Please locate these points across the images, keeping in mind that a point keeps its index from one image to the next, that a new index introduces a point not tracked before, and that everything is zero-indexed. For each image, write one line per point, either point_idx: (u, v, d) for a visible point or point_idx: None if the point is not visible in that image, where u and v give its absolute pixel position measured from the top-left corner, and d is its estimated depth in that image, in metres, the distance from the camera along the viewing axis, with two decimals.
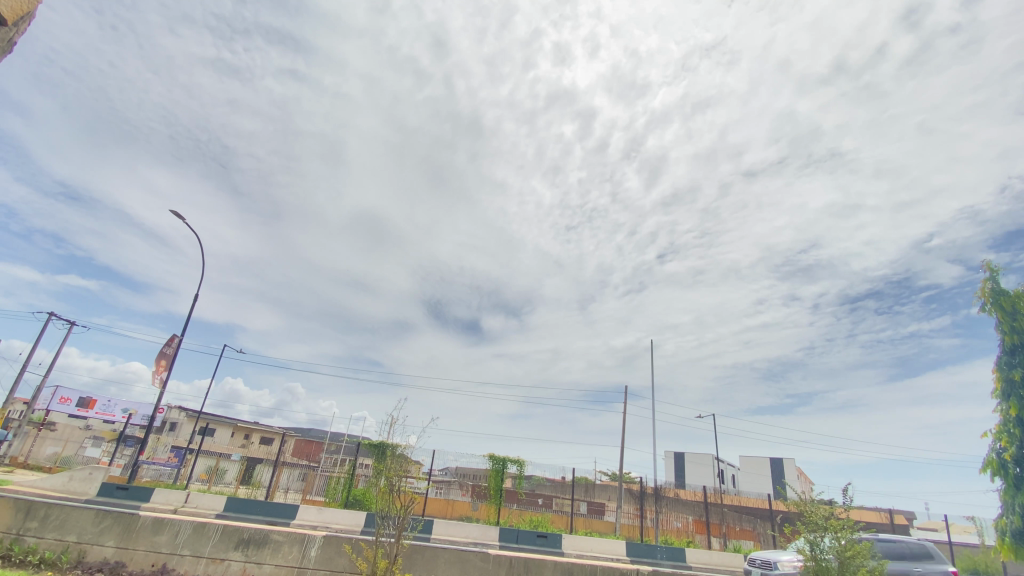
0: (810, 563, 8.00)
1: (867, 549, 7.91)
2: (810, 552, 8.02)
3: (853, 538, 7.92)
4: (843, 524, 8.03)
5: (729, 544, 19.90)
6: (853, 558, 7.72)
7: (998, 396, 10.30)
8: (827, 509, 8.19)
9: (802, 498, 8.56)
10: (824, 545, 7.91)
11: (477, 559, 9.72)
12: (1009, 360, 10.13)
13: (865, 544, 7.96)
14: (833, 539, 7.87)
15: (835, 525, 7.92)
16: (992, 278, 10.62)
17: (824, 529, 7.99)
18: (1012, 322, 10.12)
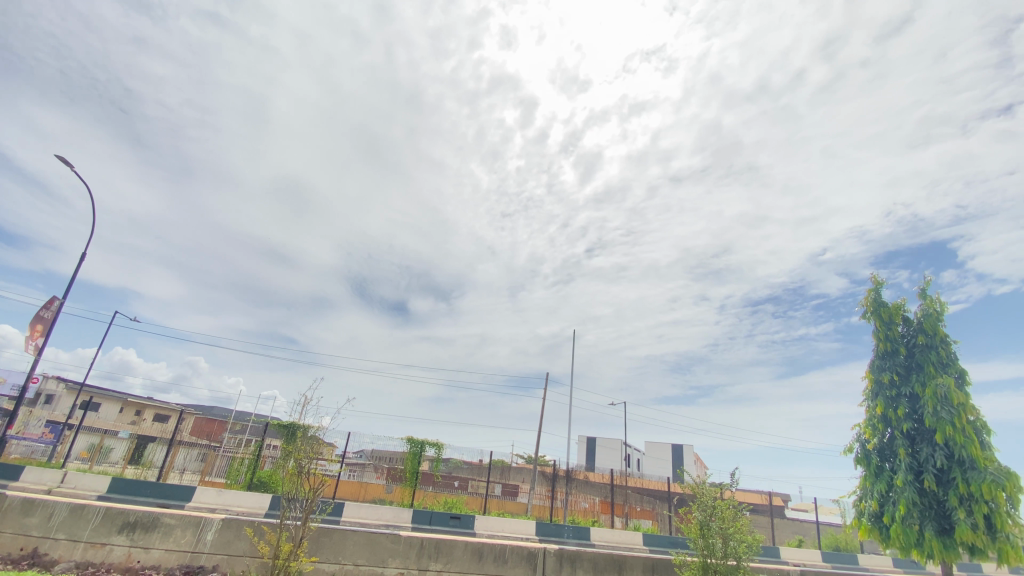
0: (699, 539, 8.82)
1: (747, 525, 8.82)
2: (700, 529, 8.83)
3: (735, 516, 8.85)
4: (728, 503, 8.94)
5: (630, 522, 21.45)
6: (735, 534, 8.58)
7: (868, 394, 11.81)
8: (716, 490, 9.06)
9: (696, 480, 9.36)
10: (712, 523, 8.75)
11: (387, 540, 9.67)
12: (881, 362, 11.64)
13: (746, 521, 8.87)
14: (719, 517, 8.75)
15: (721, 505, 8.81)
16: (874, 287, 12.12)
17: (712, 507, 8.87)
18: (886, 331, 11.67)
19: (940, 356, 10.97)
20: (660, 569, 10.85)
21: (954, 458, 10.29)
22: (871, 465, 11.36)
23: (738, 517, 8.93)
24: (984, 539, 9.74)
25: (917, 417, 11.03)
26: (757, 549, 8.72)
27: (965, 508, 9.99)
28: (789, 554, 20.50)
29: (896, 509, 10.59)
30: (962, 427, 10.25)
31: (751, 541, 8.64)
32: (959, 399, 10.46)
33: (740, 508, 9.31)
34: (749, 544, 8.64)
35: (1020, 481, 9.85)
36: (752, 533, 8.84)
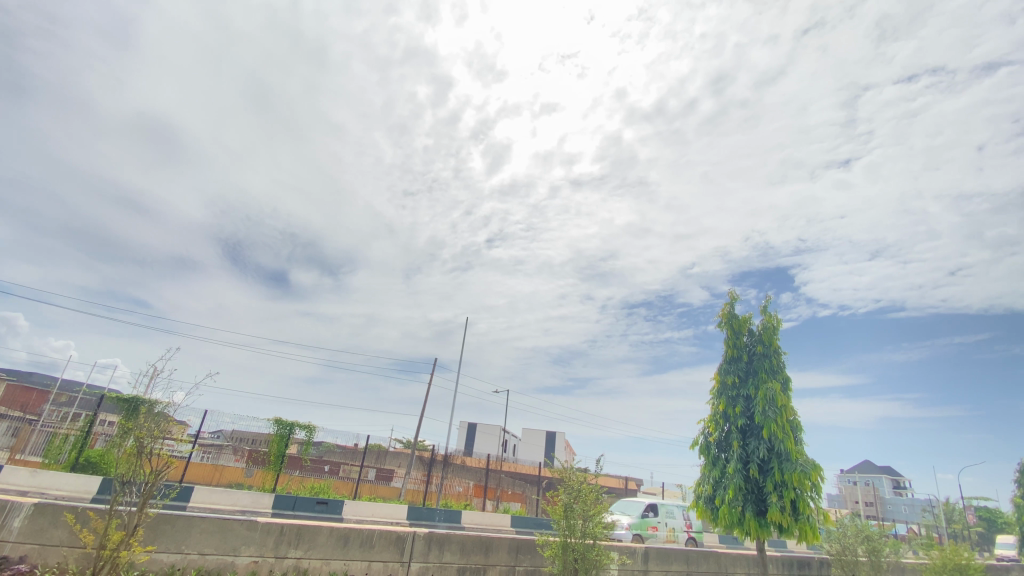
0: (562, 520, 9.42)
1: (605, 507, 9.62)
2: (564, 511, 9.42)
3: (596, 499, 9.59)
4: (591, 488, 9.63)
5: (500, 506, 22.39)
6: (593, 515, 9.35)
7: (715, 393, 13.52)
8: (582, 475, 9.70)
9: (566, 466, 9.94)
10: (575, 505, 9.39)
11: (241, 527, 9.00)
12: (728, 366, 13.38)
13: (605, 503, 9.67)
14: (582, 500, 9.41)
15: (586, 489, 9.46)
16: (730, 301, 13.86)
17: (577, 491, 9.49)
18: (734, 339, 13.45)
19: (772, 364, 12.92)
20: (523, 549, 11.36)
21: (773, 451, 12.21)
22: (710, 455, 13.05)
23: (598, 500, 9.70)
24: (788, 519, 11.70)
25: (749, 415, 12.90)
26: (610, 529, 9.58)
27: (778, 493, 11.91)
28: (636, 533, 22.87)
29: (727, 493, 12.29)
30: (781, 424, 12.21)
31: (606, 520, 9.48)
32: (783, 401, 12.44)
33: (601, 491, 10.14)
34: (605, 524, 9.47)
35: (818, 471, 12.01)
36: (609, 515, 9.68)
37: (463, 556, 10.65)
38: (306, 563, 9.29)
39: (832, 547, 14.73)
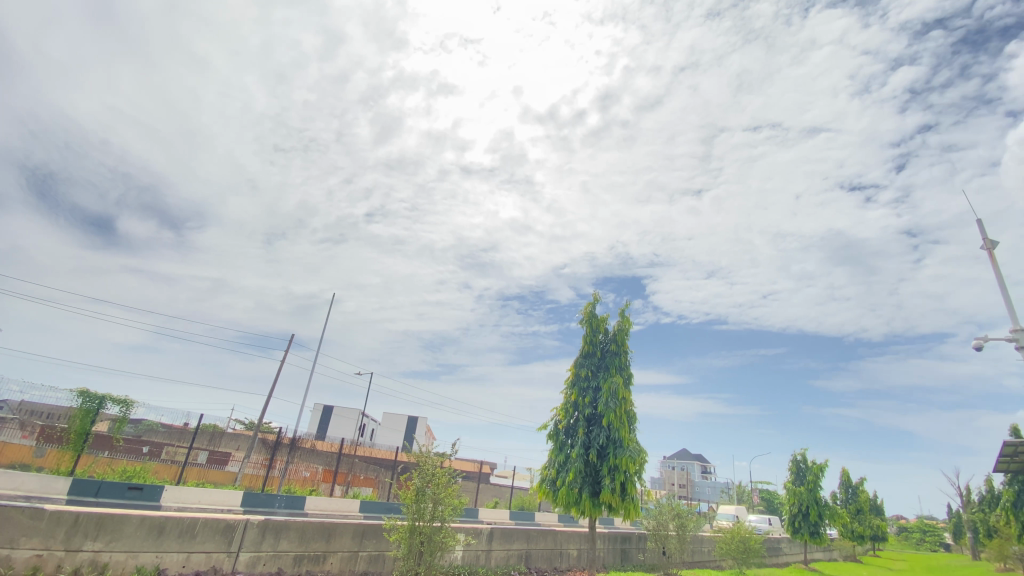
0: (412, 504, 9.36)
1: (456, 490, 9.81)
2: (415, 495, 9.37)
3: (449, 482, 9.76)
4: (445, 471, 9.78)
5: (349, 491, 21.64)
6: (444, 498, 9.49)
7: (568, 383, 14.63)
8: (438, 459, 9.79)
9: (422, 450, 9.92)
10: (427, 489, 9.41)
11: (21, 517, 7.45)
12: (583, 360, 14.58)
13: (456, 486, 9.85)
14: (435, 484, 9.48)
15: (439, 473, 9.56)
16: (591, 300, 15.07)
17: (431, 475, 9.53)
18: (591, 336, 14.69)
19: (619, 361, 14.38)
20: (368, 535, 11.13)
21: (611, 438, 13.63)
22: (558, 440, 14.10)
23: (450, 483, 9.85)
24: (616, 499, 13.14)
25: (595, 405, 14.22)
26: (459, 512, 9.83)
27: (610, 476, 13.32)
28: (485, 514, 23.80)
29: (567, 476, 13.41)
30: (620, 415, 13.67)
31: (456, 504, 9.70)
32: (623, 394, 13.92)
33: (454, 474, 10.32)
34: (453, 507, 9.68)
35: (645, 457, 13.69)
36: (459, 498, 9.90)
37: (302, 544, 10.10)
38: (106, 557, 8.01)
39: (650, 522, 16.85)
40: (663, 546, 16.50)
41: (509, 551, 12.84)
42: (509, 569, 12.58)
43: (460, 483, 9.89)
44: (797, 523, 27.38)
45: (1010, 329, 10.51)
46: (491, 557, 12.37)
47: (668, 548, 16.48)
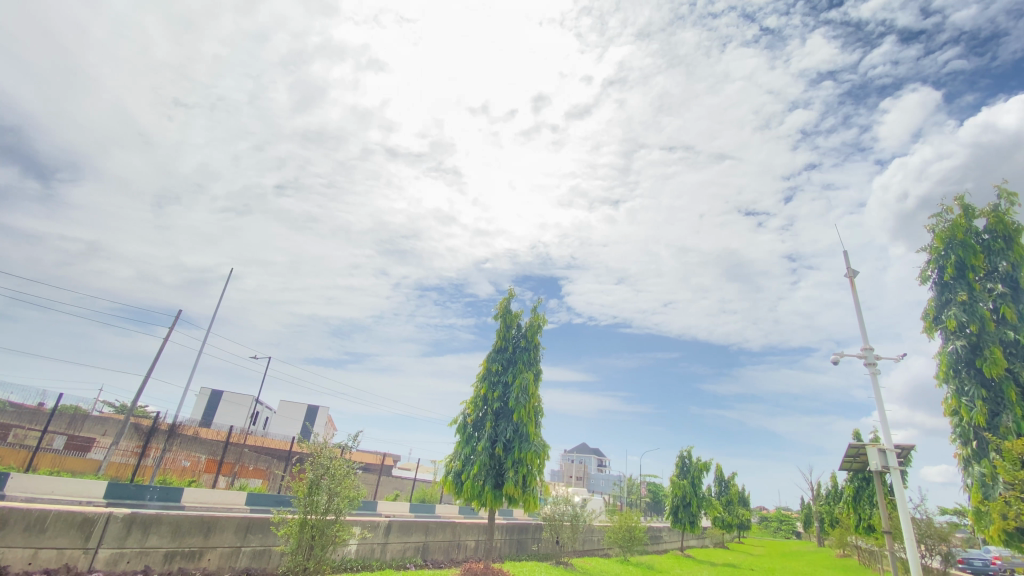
0: (305, 497, 8.90)
1: (353, 482, 9.51)
2: (309, 487, 8.93)
3: (346, 474, 9.45)
4: (342, 463, 9.45)
5: (235, 483, 20.09)
6: (340, 491, 9.14)
7: (480, 377, 14.74)
8: (335, 450, 9.44)
9: (320, 440, 9.50)
10: (322, 481, 9.01)
11: None
12: (495, 354, 14.76)
13: (354, 479, 9.52)
14: (331, 476, 9.11)
15: (337, 464, 9.22)
16: (508, 296, 15.28)
17: (327, 467, 9.15)
18: (505, 331, 14.92)
19: (530, 357, 14.78)
20: (254, 529, 10.43)
21: (517, 432, 13.98)
22: (465, 433, 14.15)
23: (348, 475, 9.50)
24: (518, 491, 13.49)
25: (504, 400, 14.48)
26: (355, 504, 9.55)
27: (514, 469, 13.65)
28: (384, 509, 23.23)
29: (473, 469, 13.52)
30: (528, 410, 14.05)
31: (352, 496, 9.42)
32: (532, 390, 14.32)
33: (353, 467, 9.97)
34: (350, 499, 9.35)
35: (548, 450, 14.18)
36: (356, 489, 9.58)
37: (176, 539, 9.23)
38: None
39: (547, 514, 17.50)
40: (557, 536, 17.21)
41: (406, 544, 12.68)
42: (405, 561, 12.43)
43: (359, 475, 9.59)
44: (679, 513, 29.86)
45: (860, 347, 12.34)
46: (386, 550, 12.13)
47: (562, 538, 17.21)
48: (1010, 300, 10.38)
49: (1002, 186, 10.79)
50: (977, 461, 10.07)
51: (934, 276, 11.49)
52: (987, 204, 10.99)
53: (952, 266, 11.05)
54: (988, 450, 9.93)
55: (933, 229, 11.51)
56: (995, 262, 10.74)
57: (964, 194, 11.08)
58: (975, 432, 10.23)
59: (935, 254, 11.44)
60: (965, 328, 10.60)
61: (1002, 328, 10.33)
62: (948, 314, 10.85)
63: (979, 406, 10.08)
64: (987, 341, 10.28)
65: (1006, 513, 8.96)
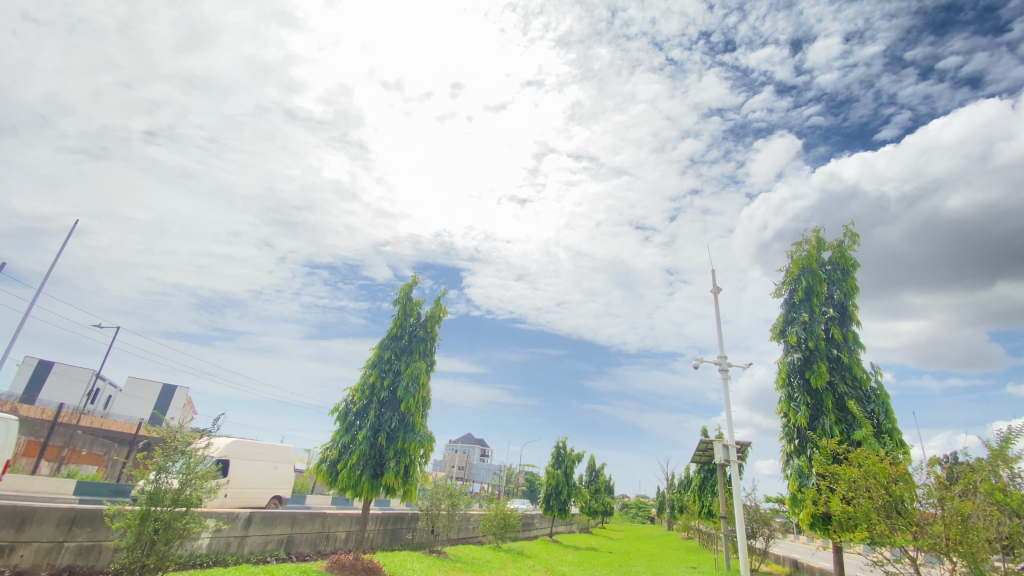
0: (149, 486, 7.92)
1: (212, 471, 8.70)
2: (155, 475, 7.97)
3: (203, 462, 8.60)
4: (200, 450, 8.59)
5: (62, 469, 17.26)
6: (195, 480, 8.27)
7: (368, 364, 14.20)
8: (192, 436, 8.53)
9: (175, 424, 8.54)
10: (173, 469, 8.09)
11: None
12: (388, 342, 14.35)
13: (213, 468, 8.64)
14: (185, 464, 8.22)
15: (192, 451, 8.35)
16: (408, 283, 14.90)
17: (179, 454, 8.24)
18: (402, 318, 14.58)
19: (425, 347, 14.60)
20: (82, 523, 9.05)
21: (403, 422, 13.76)
22: (346, 421, 13.57)
23: (205, 464, 8.60)
24: (397, 481, 13.29)
25: (392, 388, 14.14)
26: (212, 494, 8.74)
27: (395, 459, 13.43)
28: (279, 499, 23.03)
29: (351, 458, 13.05)
30: (417, 400, 13.87)
31: (209, 486, 8.59)
32: (423, 380, 14.19)
33: (213, 455, 9.07)
34: (206, 489, 8.47)
35: (433, 441, 14.12)
36: (214, 479, 8.70)
37: None
38: None
39: (424, 503, 17.51)
40: (432, 525, 17.30)
41: (268, 537, 11.87)
42: (265, 556, 11.61)
43: (218, 463, 8.76)
44: (551, 500, 31.57)
45: (718, 354, 14.10)
46: (245, 543, 11.23)
47: (437, 527, 17.35)
48: (837, 323, 12.51)
49: (848, 227, 12.90)
50: (797, 456, 12.07)
51: (785, 295, 13.47)
52: (834, 239, 13.09)
53: (802, 290, 13.03)
54: (805, 446, 11.96)
55: (791, 256, 13.42)
56: (832, 290, 12.85)
57: (819, 229, 13.07)
58: (798, 431, 12.25)
59: (790, 278, 13.39)
60: (803, 343, 12.60)
61: (830, 345, 12.43)
62: (793, 331, 12.79)
63: (804, 410, 12.07)
64: (817, 356, 12.32)
65: (815, 499, 10.86)
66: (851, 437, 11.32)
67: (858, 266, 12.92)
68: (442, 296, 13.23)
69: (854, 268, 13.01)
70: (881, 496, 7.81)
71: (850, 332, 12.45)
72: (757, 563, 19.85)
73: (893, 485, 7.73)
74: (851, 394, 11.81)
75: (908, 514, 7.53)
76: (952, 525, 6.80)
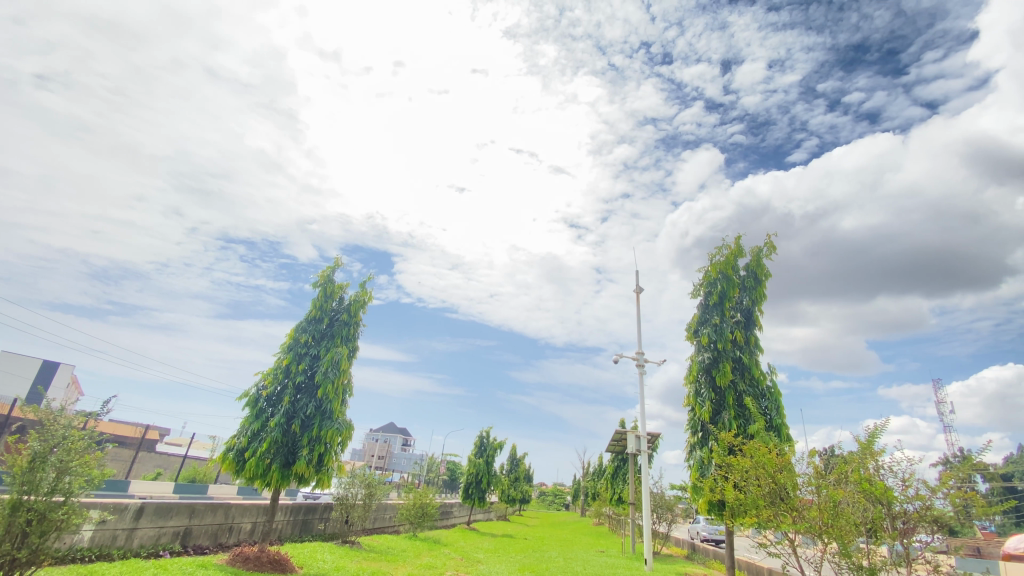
0: (18, 476, 7.00)
1: (97, 458, 7.92)
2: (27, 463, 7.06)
3: (87, 449, 7.79)
4: (83, 435, 7.76)
5: None
6: (77, 468, 7.48)
7: (283, 347, 13.45)
8: (74, 420, 7.66)
9: (54, 405, 7.63)
10: (50, 456, 7.23)
11: None
12: (307, 325, 13.71)
13: (97, 455, 7.90)
14: (65, 450, 7.38)
15: (75, 435, 7.52)
16: (332, 265, 14.27)
17: (59, 439, 7.38)
18: (323, 301, 13.97)
19: (348, 332, 14.12)
20: None
21: (320, 409, 13.23)
22: (256, 407, 12.81)
23: (89, 450, 7.82)
24: (310, 470, 12.79)
25: (309, 373, 13.52)
26: (94, 483, 7.94)
27: (309, 447, 12.89)
28: (175, 493, 21.55)
29: (260, 446, 12.35)
30: (335, 386, 13.40)
31: (92, 473, 7.82)
32: (344, 366, 13.72)
33: (98, 442, 8.27)
34: (88, 477, 7.72)
35: (351, 429, 13.73)
36: (98, 466, 7.94)
37: None
38: None
39: (339, 493, 16.99)
40: (346, 515, 16.83)
41: (161, 529, 10.97)
42: (158, 549, 10.72)
43: (103, 449, 7.99)
44: (470, 489, 31.89)
45: (636, 351, 14.92)
46: (134, 536, 10.30)
47: (351, 517, 16.89)
48: (743, 327, 13.67)
49: (766, 239, 14.03)
50: (700, 447, 13.11)
51: (700, 298, 14.47)
52: (753, 248, 14.21)
53: (716, 294, 14.07)
54: (707, 438, 13.01)
55: (711, 260, 14.39)
56: (742, 296, 14.01)
57: (741, 237, 14.15)
58: (702, 425, 13.29)
59: (706, 282, 14.41)
60: (712, 344, 13.65)
61: (735, 347, 13.56)
62: (705, 331, 13.81)
63: (708, 405, 13.12)
64: (724, 356, 13.39)
65: (712, 487, 11.86)
66: (746, 430, 12.48)
67: (768, 276, 14.14)
68: (369, 280, 12.80)
69: (764, 278, 14.22)
70: (769, 484, 8.70)
71: (753, 335, 13.65)
72: (659, 546, 21.33)
73: (779, 474, 8.63)
74: (749, 391, 12.99)
75: (790, 500, 8.44)
76: (827, 510, 7.69)
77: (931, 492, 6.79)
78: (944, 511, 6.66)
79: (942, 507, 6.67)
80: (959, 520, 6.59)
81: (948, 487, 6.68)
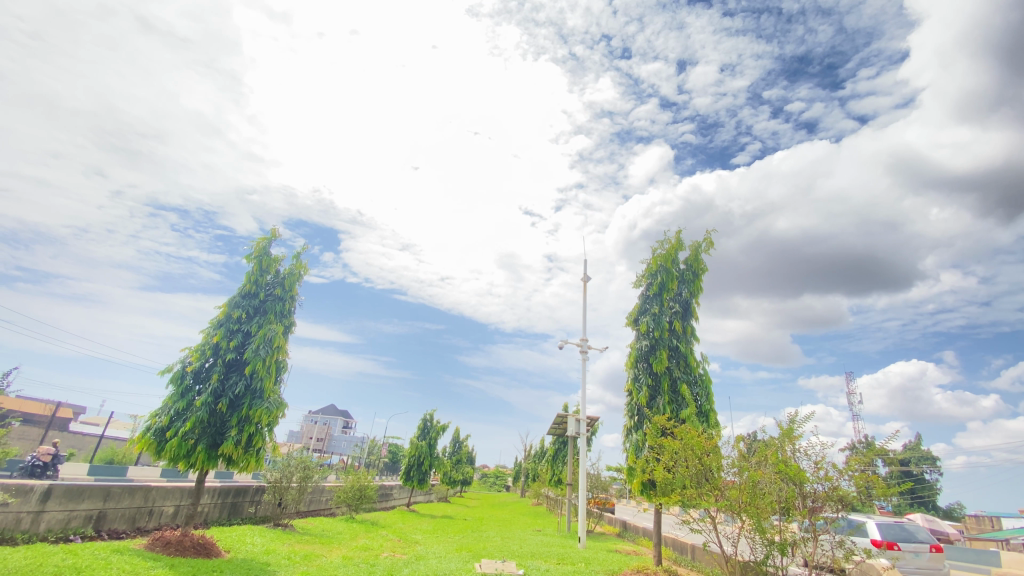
0: None
1: None
2: None
3: None
4: None
5: None
6: None
7: (212, 322, 12.68)
8: None
9: None
10: None
11: None
12: (238, 300, 12.98)
13: None
14: None
15: None
16: (267, 238, 13.54)
17: None
18: (257, 275, 13.30)
19: (282, 308, 13.54)
20: None
21: (250, 387, 12.65)
22: (181, 385, 12.02)
23: None
24: (238, 452, 12.24)
25: (239, 351, 12.84)
26: None
27: (238, 428, 12.33)
28: (91, 476, 20.14)
29: (184, 427, 11.67)
30: (268, 364, 12.84)
31: None
32: (278, 343, 13.16)
33: None
34: None
35: (284, 409, 13.23)
36: None
37: None
38: None
39: (272, 475, 16.41)
40: (279, 498, 16.24)
41: (72, 513, 10.16)
42: (67, 534, 9.95)
43: None
44: (412, 471, 31.76)
45: (580, 338, 15.28)
46: (40, 520, 9.51)
47: (284, 500, 16.30)
48: (679, 317, 14.30)
49: (706, 234, 14.63)
50: (635, 431, 13.69)
51: (642, 287, 14.97)
52: (692, 243, 14.80)
53: (657, 285, 14.59)
54: (641, 422, 13.61)
55: (653, 253, 14.89)
56: (679, 288, 14.64)
57: (682, 232, 14.61)
58: (637, 409, 13.85)
59: (648, 273, 14.92)
60: (650, 332, 14.19)
61: (671, 336, 14.18)
62: (644, 319, 14.33)
63: (644, 390, 13.67)
64: (661, 344, 13.97)
65: (643, 468, 12.44)
66: (678, 415, 13.13)
67: (705, 270, 14.81)
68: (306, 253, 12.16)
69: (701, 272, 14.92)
70: (696, 465, 9.22)
71: (687, 325, 14.33)
72: (593, 524, 22.21)
73: (706, 456, 9.17)
74: (682, 378, 13.67)
75: (713, 481, 8.98)
76: (745, 490, 8.27)
77: (838, 474, 7.44)
78: (848, 491, 7.33)
79: (847, 487, 7.34)
80: (861, 499, 7.28)
81: (853, 470, 7.35)
